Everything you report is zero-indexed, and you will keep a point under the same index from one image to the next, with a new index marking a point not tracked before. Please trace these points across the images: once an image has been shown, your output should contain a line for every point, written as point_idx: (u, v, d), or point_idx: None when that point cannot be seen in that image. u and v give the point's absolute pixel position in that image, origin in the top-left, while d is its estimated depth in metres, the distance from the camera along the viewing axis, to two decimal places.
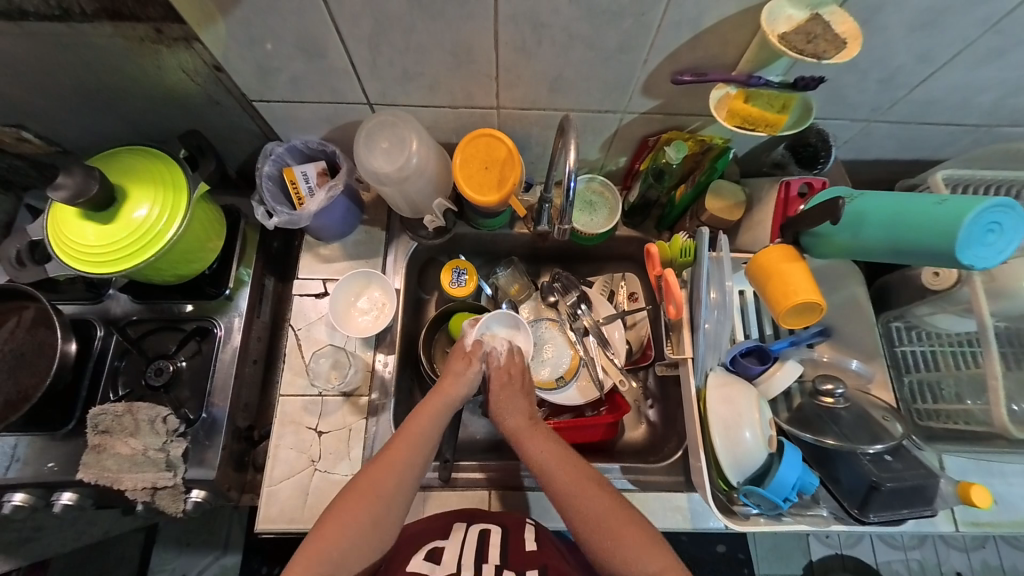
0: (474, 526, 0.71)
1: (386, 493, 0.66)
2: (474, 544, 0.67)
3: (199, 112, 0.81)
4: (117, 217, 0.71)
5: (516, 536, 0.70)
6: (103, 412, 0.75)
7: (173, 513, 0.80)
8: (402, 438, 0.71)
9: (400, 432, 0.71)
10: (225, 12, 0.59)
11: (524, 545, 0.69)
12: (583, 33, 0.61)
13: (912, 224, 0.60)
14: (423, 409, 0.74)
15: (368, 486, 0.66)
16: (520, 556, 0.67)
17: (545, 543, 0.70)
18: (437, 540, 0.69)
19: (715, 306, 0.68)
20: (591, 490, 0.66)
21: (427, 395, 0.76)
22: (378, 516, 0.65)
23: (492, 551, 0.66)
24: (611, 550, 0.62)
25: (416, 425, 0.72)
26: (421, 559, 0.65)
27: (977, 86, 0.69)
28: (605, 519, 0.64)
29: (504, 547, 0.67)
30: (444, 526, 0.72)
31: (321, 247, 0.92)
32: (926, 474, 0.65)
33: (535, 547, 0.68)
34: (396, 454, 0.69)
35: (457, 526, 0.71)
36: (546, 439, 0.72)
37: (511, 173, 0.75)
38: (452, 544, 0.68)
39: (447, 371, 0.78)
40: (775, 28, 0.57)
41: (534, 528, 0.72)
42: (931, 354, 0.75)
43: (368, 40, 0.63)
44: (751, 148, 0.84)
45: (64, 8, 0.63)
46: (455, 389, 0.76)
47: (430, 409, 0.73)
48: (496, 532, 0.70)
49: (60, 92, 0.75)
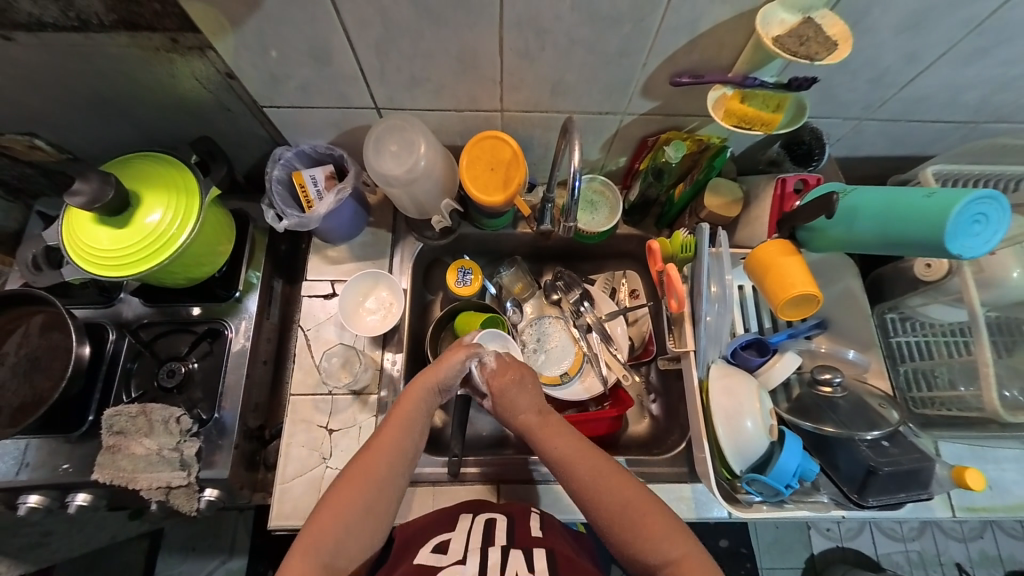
0: (480, 516, 0.72)
1: (379, 479, 0.64)
2: (480, 531, 0.68)
3: (209, 118, 0.83)
4: (130, 223, 0.72)
5: (522, 522, 0.71)
6: (117, 413, 0.77)
7: (187, 512, 0.81)
8: (390, 423, 0.69)
9: (389, 417, 0.70)
10: (238, 22, 0.61)
11: (530, 532, 0.69)
12: (583, 38, 0.63)
13: (904, 217, 0.62)
14: (408, 394, 0.71)
15: (360, 472, 0.64)
16: (526, 539, 0.67)
17: (551, 530, 0.71)
18: (444, 532, 0.69)
19: (716, 300, 0.70)
20: (608, 480, 0.64)
21: (415, 377, 0.73)
22: (372, 504, 0.63)
23: (498, 535, 0.67)
24: (630, 539, 0.61)
25: (405, 410, 0.70)
26: (428, 551, 0.65)
27: (963, 84, 0.72)
28: (624, 507, 0.62)
29: (510, 532, 0.68)
30: (450, 516, 0.73)
31: (329, 249, 0.93)
32: (921, 458, 0.67)
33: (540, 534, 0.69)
34: (387, 438, 0.67)
35: (464, 516, 0.72)
36: (558, 425, 0.70)
37: (516, 174, 0.78)
38: (458, 533, 0.68)
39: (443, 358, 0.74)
40: (768, 32, 0.59)
41: (539, 516, 0.74)
42: (925, 344, 0.78)
43: (376, 47, 0.65)
44: (748, 147, 0.86)
45: (81, 20, 0.65)
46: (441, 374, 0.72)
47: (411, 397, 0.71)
48: (501, 520, 0.71)
49: (73, 101, 0.77)
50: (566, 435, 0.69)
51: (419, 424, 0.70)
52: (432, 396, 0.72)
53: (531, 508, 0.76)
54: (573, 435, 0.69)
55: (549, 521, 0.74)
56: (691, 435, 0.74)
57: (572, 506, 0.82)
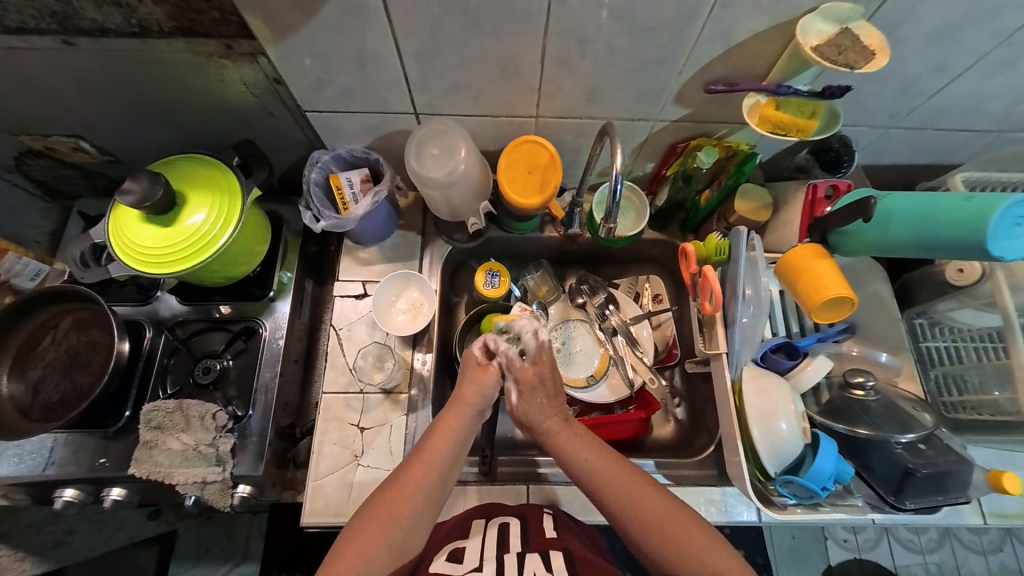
0: (493, 521, 0.71)
1: (405, 521, 0.62)
2: (495, 535, 0.67)
3: (251, 121, 0.86)
4: (174, 222, 0.74)
5: (536, 524, 0.71)
6: (155, 409, 0.78)
7: (221, 508, 0.82)
8: (421, 457, 0.67)
9: (421, 451, 0.68)
10: (293, 30, 0.64)
11: (544, 534, 0.68)
12: (624, 47, 0.65)
13: (941, 221, 0.64)
14: (445, 425, 0.70)
15: (386, 510, 0.62)
16: (542, 539, 0.67)
17: (565, 531, 0.70)
18: (458, 540, 0.68)
19: (750, 302, 0.72)
20: (633, 482, 0.65)
21: (446, 408, 0.72)
22: (399, 544, 0.62)
23: (514, 539, 0.66)
24: (666, 551, 0.60)
25: (435, 446, 0.68)
26: (444, 560, 0.64)
27: (991, 94, 0.74)
28: (645, 507, 0.63)
29: (524, 534, 0.68)
30: (464, 523, 0.73)
31: (360, 251, 0.95)
32: (958, 460, 0.67)
33: (554, 535, 0.68)
34: (417, 475, 0.65)
35: (477, 522, 0.72)
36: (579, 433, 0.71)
37: (553, 177, 0.80)
38: (472, 539, 0.67)
39: (464, 381, 0.74)
40: (807, 41, 0.62)
41: (552, 517, 0.73)
42: (954, 349, 0.78)
43: (422, 55, 0.67)
44: (774, 153, 0.89)
45: (142, 26, 0.68)
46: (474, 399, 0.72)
47: (468, 400, 0.72)
48: (515, 523, 0.70)
49: (123, 106, 0.80)
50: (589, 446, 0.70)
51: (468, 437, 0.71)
52: (474, 419, 0.72)
53: (544, 509, 0.75)
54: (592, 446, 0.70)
55: (562, 521, 0.73)
56: (724, 436, 0.75)
57: (594, 508, 0.82)
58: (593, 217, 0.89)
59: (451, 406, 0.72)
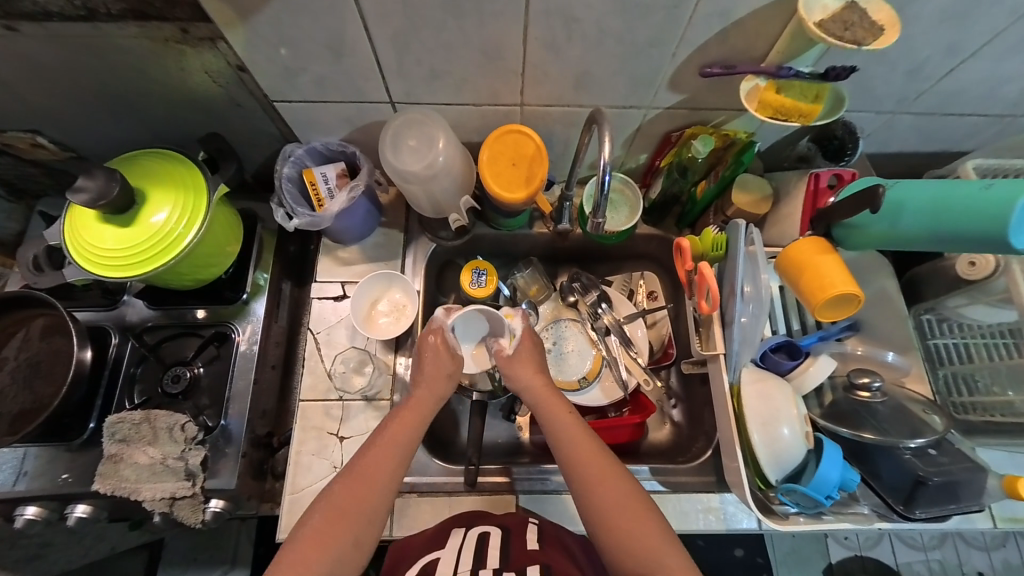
0: (473, 530, 0.68)
1: (369, 509, 0.60)
2: (471, 547, 0.64)
3: (217, 113, 0.81)
4: (135, 221, 0.69)
5: (518, 535, 0.67)
6: (120, 421, 0.74)
7: (192, 524, 0.77)
8: (382, 444, 0.65)
9: (378, 440, 0.65)
10: (253, 13, 0.58)
11: (525, 545, 0.65)
12: (613, 28, 0.60)
13: (954, 211, 0.60)
14: (405, 419, 0.68)
15: (353, 503, 0.59)
16: (521, 552, 0.63)
17: (548, 542, 0.66)
18: (433, 551, 0.65)
19: (750, 300, 0.68)
20: (614, 485, 0.62)
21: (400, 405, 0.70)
22: (361, 534, 0.58)
23: (492, 551, 0.63)
24: (617, 526, 0.59)
25: (395, 431, 0.66)
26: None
27: (1005, 76, 0.69)
28: (627, 523, 0.59)
29: (505, 548, 0.64)
30: (442, 533, 0.68)
31: (340, 250, 0.90)
32: (973, 468, 0.65)
33: (536, 546, 0.65)
34: (374, 468, 0.62)
35: (455, 531, 0.68)
36: (563, 407, 0.70)
37: (539, 169, 0.75)
38: (447, 551, 0.64)
39: (421, 379, 0.72)
40: (811, 16, 0.57)
41: (537, 528, 0.69)
42: (964, 347, 0.74)
43: (396, 39, 0.62)
44: (774, 142, 0.85)
45: (89, 9, 0.63)
46: (432, 396, 0.71)
47: (424, 402, 0.70)
48: (495, 533, 0.67)
49: (80, 97, 0.75)
50: (567, 415, 0.69)
51: (430, 413, 0.70)
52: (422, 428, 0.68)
53: (528, 519, 0.71)
54: (580, 428, 0.67)
55: (549, 534, 0.69)
56: (723, 440, 0.71)
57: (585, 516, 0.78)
58: (584, 211, 0.85)
59: (402, 411, 0.68)
